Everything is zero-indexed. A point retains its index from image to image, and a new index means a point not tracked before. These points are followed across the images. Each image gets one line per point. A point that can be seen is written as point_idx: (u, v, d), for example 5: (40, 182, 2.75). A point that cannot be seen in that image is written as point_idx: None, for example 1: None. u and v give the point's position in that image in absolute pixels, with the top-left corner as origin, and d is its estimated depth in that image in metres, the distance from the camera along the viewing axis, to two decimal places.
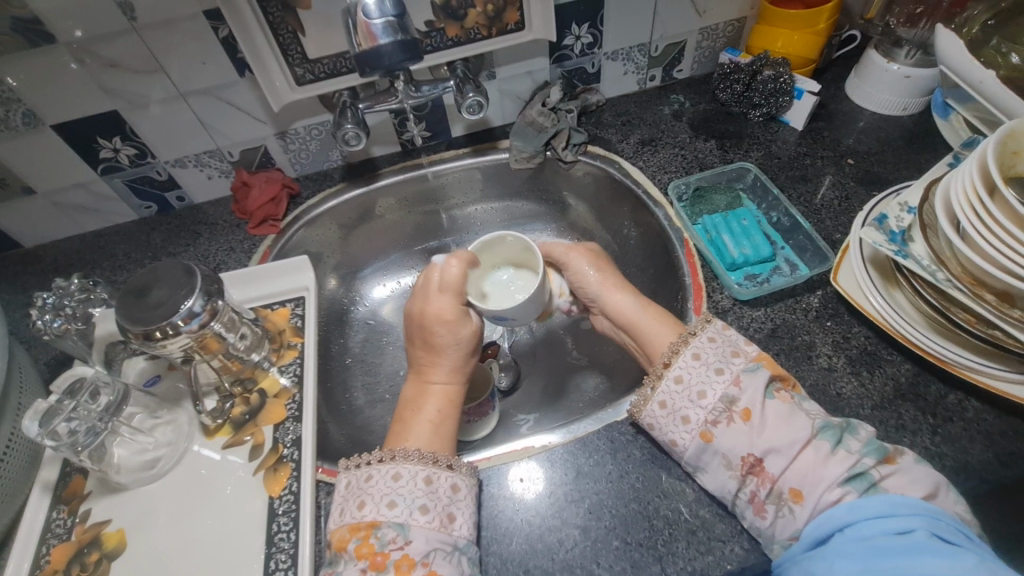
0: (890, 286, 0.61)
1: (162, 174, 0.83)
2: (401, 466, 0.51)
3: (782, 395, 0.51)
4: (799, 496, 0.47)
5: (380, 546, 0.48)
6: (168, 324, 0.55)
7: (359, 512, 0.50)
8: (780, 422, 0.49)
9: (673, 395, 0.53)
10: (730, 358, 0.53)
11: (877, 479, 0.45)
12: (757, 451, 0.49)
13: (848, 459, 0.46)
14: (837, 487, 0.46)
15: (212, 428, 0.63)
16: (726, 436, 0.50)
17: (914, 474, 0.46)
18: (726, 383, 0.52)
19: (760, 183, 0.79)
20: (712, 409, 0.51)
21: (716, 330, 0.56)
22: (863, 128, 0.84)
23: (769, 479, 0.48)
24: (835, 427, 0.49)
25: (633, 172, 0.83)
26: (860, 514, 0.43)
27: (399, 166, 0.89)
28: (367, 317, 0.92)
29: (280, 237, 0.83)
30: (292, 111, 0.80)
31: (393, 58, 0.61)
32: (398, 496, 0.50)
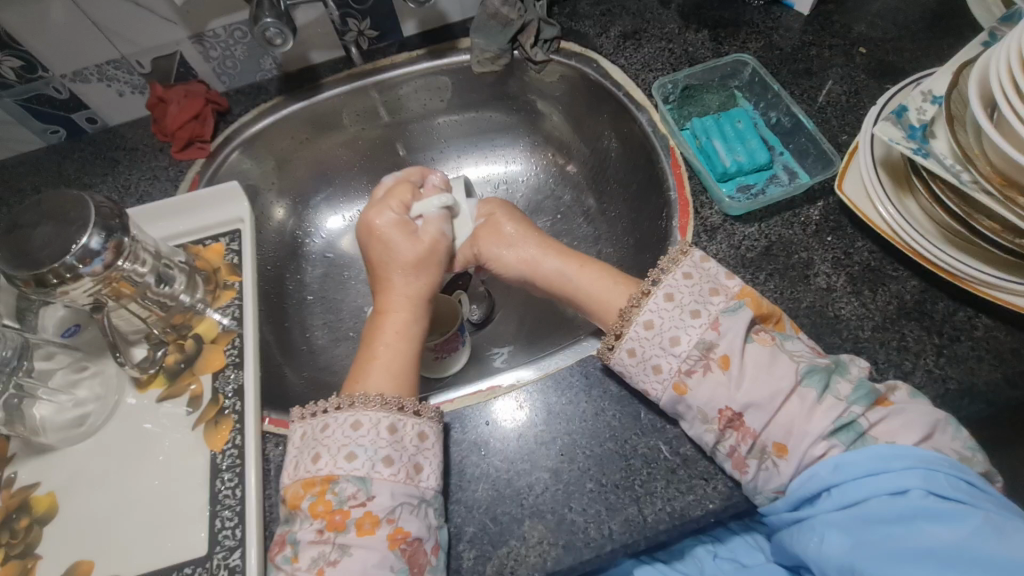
0: (902, 194, 0.53)
1: (61, 91, 0.70)
2: (361, 413, 0.47)
3: (762, 338, 0.46)
4: (783, 450, 0.43)
5: (338, 503, 0.44)
6: (61, 267, 0.46)
7: (313, 466, 0.45)
8: (760, 372, 0.44)
9: (642, 342, 0.48)
10: (708, 298, 0.48)
11: (866, 428, 0.43)
12: (736, 405, 0.44)
13: (836, 408, 0.43)
14: (823, 440, 0.43)
15: (144, 380, 0.56)
16: (703, 387, 0.45)
17: (910, 415, 0.43)
18: (702, 328, 0.47)
19: (758, 79, 0.69)
20: (687, 356, 0.46)
21: (694, 266, 0.50)
22: (879, 9, 0.72)
23: (750, 434, 0.44)
24: (821, 371, 0.44)
25: (613, 71, 0.72)
26: (848, 475, 0.41)
27: (344, 75, 0.77)
28: (323, 250, 0.84)
29: (210, 162, 0.72)
30: (202, 5, 0.67)
31: None
32: (358, 447, 0.46)
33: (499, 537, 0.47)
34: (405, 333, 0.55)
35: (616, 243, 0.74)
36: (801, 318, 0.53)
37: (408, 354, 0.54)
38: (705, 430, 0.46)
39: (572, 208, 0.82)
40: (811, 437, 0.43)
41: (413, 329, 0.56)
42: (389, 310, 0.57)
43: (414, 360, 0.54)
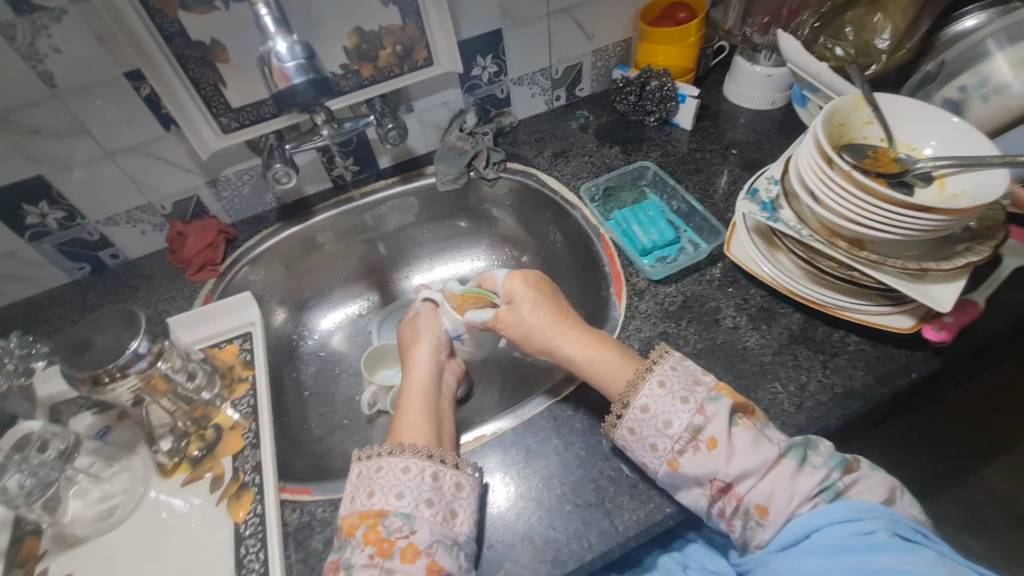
0: (773, 250, 0.71)
1: (93, 233, 0.83)
2: (408, 460, 0.55)
3: (746, 423, 0.54)
4: (764, 512, 0.51)
5: (387, 533, 0.52)
6: (114, 367, 0.56)
7: (368, 500, 0.54)
8: (749, 447, 0.52)
9: (639, 423, 0.56)
10: (693, 386, 0.56)
11: (842, 489, 0.51)
12: (726, 476, 0.52)
13: (817, 474, 0.51)
14: (809, 499, 0.51)
15: (169, 468, 0.63)
16: (693, 463, 0.53)
17: (872, 481, 0.52)
18: (690, 413, 0.54)
19: (659, 178, 0.89)
20: (679, 438, 0.54)
21: (675, 362, 0.58)
22: (742, 122, 0.96)
23: (736, 497, 0.52)
24: (801, 445, 0.53)
25: (550, 181, 0.92)
26: (827, 519, 0.49)
27: (333, 201, 0.94)
28: (317, 349, 0.95)
29: (220, 281, 0.85)
30: (220, 158, 0.83)
31: (308, 95, 0.62)
32: (406, 488, 0.54)
33: (496, 562, 0.55)
34: (419, 399, 0.65)
35: None
36: (717, 352, 0.67)
37: (424, 413, 0.63)
38: (699, 494, 0.54)
39: None
40: (794, 503, 0.50)
41: (425, 391, 0.67)
42: (409, 382, 0.68)
43: (431, 420, 0.63)
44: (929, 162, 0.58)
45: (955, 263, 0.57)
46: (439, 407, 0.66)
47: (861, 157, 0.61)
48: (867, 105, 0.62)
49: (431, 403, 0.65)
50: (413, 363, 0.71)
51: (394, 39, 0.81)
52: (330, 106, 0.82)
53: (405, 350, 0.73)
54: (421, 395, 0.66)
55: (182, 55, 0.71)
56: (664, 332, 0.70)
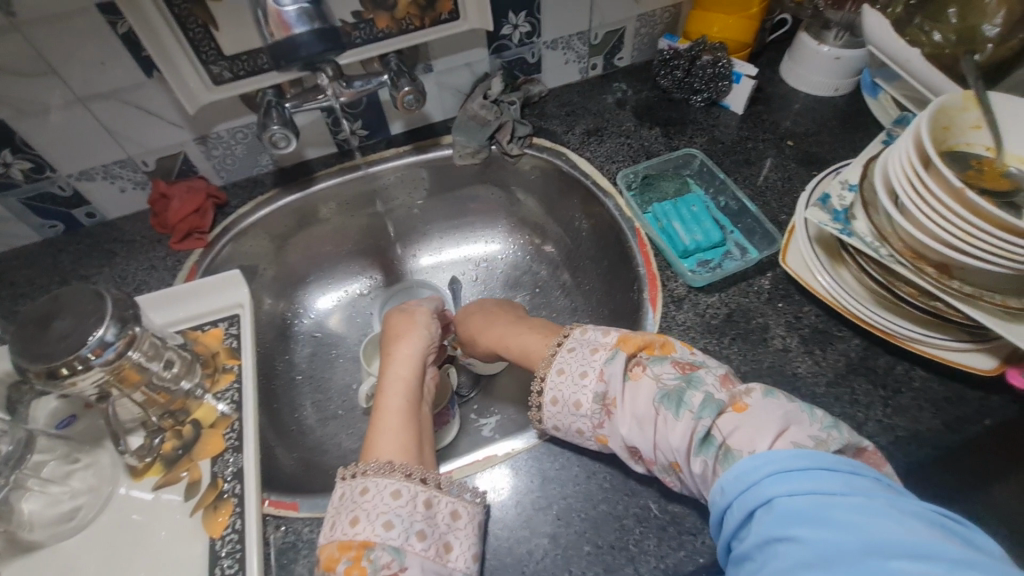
0: (837, 265, 0.62)
1: (65, 189, 0.74)
2: (369, 480, 0.48)
3: (636, 373, 0.50)
4: (676, 467, 0.46)
5: (373, 571, 0.44)
6: (75, 358, 0.48)
7: (351, 529, 0.46)
8: (637, 405, 0.48)
9: (557, 416, 0.53)
10: (590, 357, 0.52)
11: (720, 439, 0.44)
12: (635, 442, 0.48)
13: (687, 425, 0.45)
14: (695, 456, 0.44)
15: (140, 468, 0.56)
16: (613, 434, 0.50)
17: (760, 418, 0.43)
18: (593, 383, 0.51)
19: (706, 169, 0.79)
20: (592, 413, 0.50)
21: (578, 340, 0.54)
22: (799, 109, 0.86)
23: (653, 461, 0.48)
24: (673, 393, 0.47)
25: (581, 162, 0.82)
26: (729, 494, 0.40)
27: (336, 168, 0.84)
28: (312, 330, 0.87)
29: (208, 252, 0.76)
30: (211, 112, 0.73)
31: (312, 50, 0.50)
32: (395, 516, 0.47)
33: None
34: (400, 400, 0.58)
35: (593, 314, 0.80)
36: (764, 377, 0.59)
37: (403, 417, 0.57)
38: (634, 463, 0.50)
39: (549, 283, 0.89)
40: (680, 454, 0.45)
41: (408, 390, 0.60)
42: (392, 376, 0.62)
43: (411, 427, 0.56)
44: None
45: None
46: (420, 409, 0.59)
47: (963, 167, 0.52)
48: (979, 106, 0.52)
49: (413, 405, 0.59)
50: (401, 354, 0.64)
51: None
52: (338, 61, 0.71)
53: (395, 337, 0.67)
54: (403, 391, 0.60)
55: None
56: (704, 350, 0.62)
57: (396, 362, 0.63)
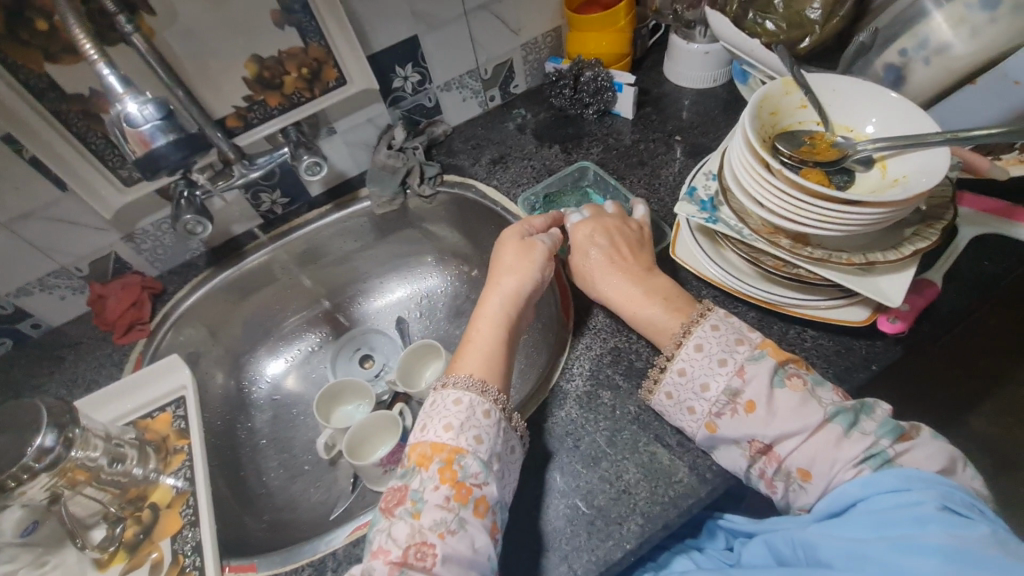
0: (719, 248, 0.67)
1: (6, 307, 0.78)
2: (460, 393, 0.57)
3: (793, 382, 0.52)
4: (806, 475, 0.51)
5: (463, 477, 0.52)
6: (19, 468, 0.53)
7: (448, 434, 0.54)
8: (792, 411, 0.51)
9: (676, 386, 0.56)
10: (734, 347, 0.55)
11: (892, 457, 0.49)
12: (767, 438, 0.51)
13: (864, 441, 0.49)
14: (854, 465, 0.49)
15: (105, 559, 0.59)
16: (729, 427, 0.53)
17: (930, 449, 0.50)
18: (729, 375, 0.54)
19: (600, 178, 0.84)
20: (716, 400, 0.54)
21: (719, 319, 0.58)
22: (684, 104, 0.92)
23: (776, 459, 0.51)
24: (849, 411, 0.51)
25: (489, 192, 0.87)
26: (874, 490, 0.47)
27: (265, 238, 0.89)
28: (270, 394, 0.91)
29: (151, 340, 0.80)
30: (131, 211, 0.78)
31: (172, 159, 0.55)
32: (484, 433, 0.54)
33: None
34: (499, 330, 0.64)
35: None
36: None
37: (490, 346, 0.62)
38: (738, 454, 0.53)
39: None
40: (846, 462, 0.49)
41: (503, 320, 0.65)
42: (488, 308, 0.66)
43: (497, 352, 0.62)
44: (870, 144, 0.54)
45: (902, 253, 0.53)
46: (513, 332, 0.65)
47: (797, 144, 0.57)
48: (799, 88, 0.58)
49: (505, 332, 0.64)
50: (500, 282, 0.67)
51: (297, 62, 0.75)
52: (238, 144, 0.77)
53: (494, 268, 0.69)
54: (499, 321, 0.65)
55: (60, 111, 0.65)
56: (616, 347, 0.66)
57: (505, 286, 0.67)
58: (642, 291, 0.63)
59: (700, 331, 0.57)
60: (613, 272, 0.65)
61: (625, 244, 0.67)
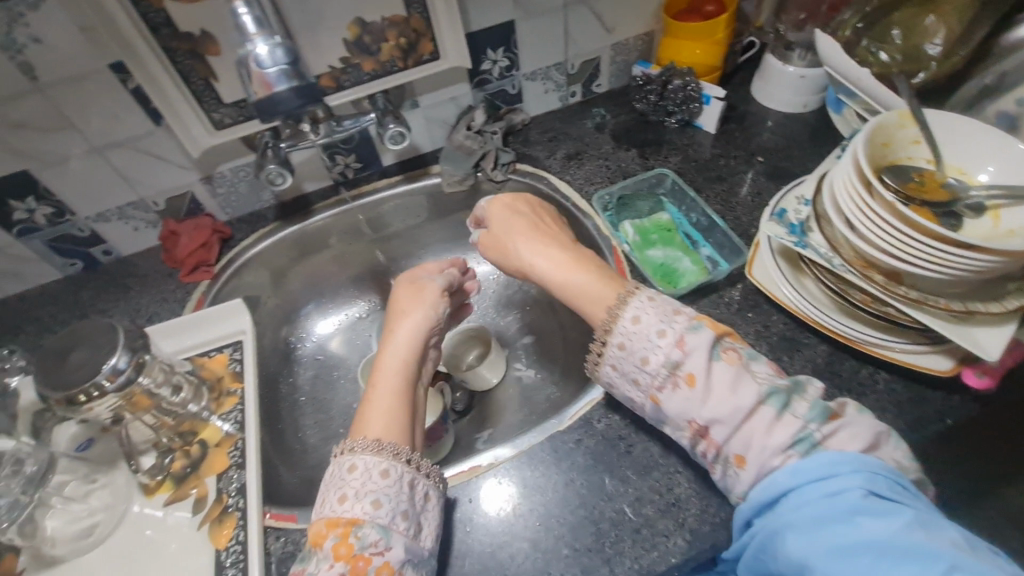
0: (799, 275, 0.65)
1: (84, 230, 0.80)
2: (356, 458, 0.53)
3: (729, 355, 0.48)
4: (743, 461, 0.46)
5: (360, 548, 0.49)
6: (92, 386, 0.53)
7: (339, 506, 0.51)
8: (729, 390, 0.47)
9: (618, 360, 0.52)
10: (672, 317, 0.51)
11: (820, 439, 0.44)
12: (703, 418, 0.48)
13: (794, 424, 0.45)
14: (782, 451, 0.45)
15: (152, 486, 0.61)
16: (673, 401, 0.49)
17: (856, 427, 0.45)
18: (670, 347, 0.49)
19: (678, 188, 0.81)
20: (657, 374, 0.50)
21: (641, 307, 0.52)
22: (769, 126, 0.90)
23: (715, 444, 0.48)
24: (782, 390, 0.47)
25: (562, 186, 0.87)
26: (804, 478, 0.43)
27: (333, 200, 0.90)
28: (314, 353, 0.92)
29: (215, 282, 0.82)
30: (215, 155, 0.79)
31: (291, 105, 0.57)
32: (383, 496, 0.51)
33: None
34: (398, 380, 0.61)
35: (578, 329, 0.84)
36: None
37: (390, 398, 0.59)
38: (680, 433, 0.50)
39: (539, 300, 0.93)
40: (778, 450, 0.45)
41: (405, 371, 0.62)
42: (384, 356, 0.63)
43: (402, 407, 0.59)
44: (984, 191, 0.53)
45: (1003, 307, 0.52)
46: (418, 382, 0.63)
47: (905, 180, 0.55)
48: (915, 123, 0.56)
49: (409, 383, 0.62)
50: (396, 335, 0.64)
51: (397, 31, 0.76)
52: (331, 104, 0.78)
53: (393, 317, 0.67)
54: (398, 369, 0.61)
55: (170, 47, 0.67)
56: None
57: (398, 333, 0.64)
58: (571, 258, 0.61)
59: (639, 300, 0.53)
60: (544, 245, 0.62)
61: (538, 230, 0.64)
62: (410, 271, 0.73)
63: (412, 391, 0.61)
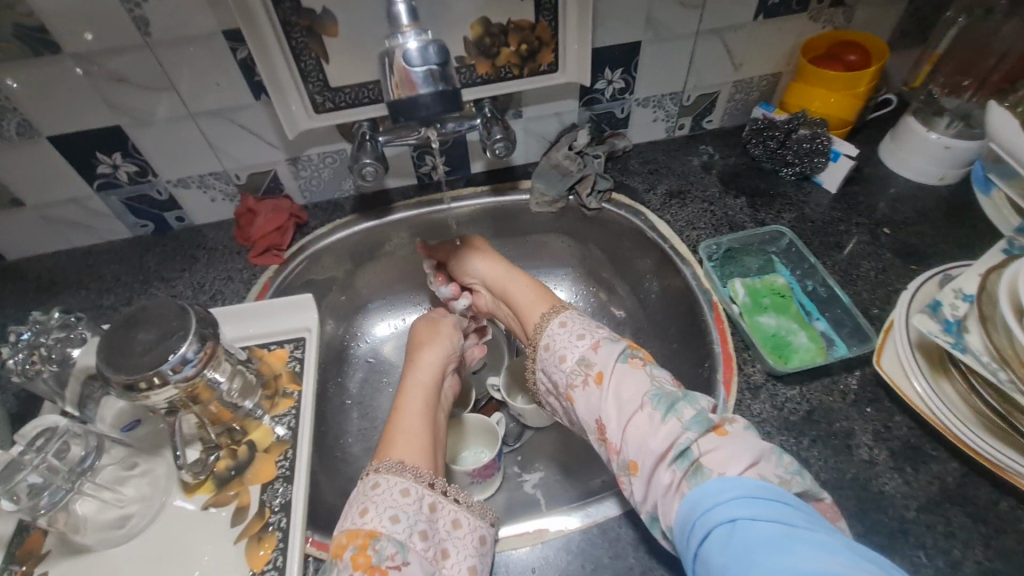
0: (940, 377, 0.57)
1: (162, 193, 0.77)
2: (382, 477, 0.50)
3: (634, 361, 0.55)
4: (636, 467, 0.49)
5: (378, 560, 0.45)
6: (155, 374, 0.49)
7: (361, 519, 0.48)
8: (630, 393, 0.52)
9: (546, 360, 0.60)
10: (595, 328, 0.60)
11: (697, 455, 0.47)
12: (602, 418, 0.53)
13: (674, 433, 0.48)
14: (667, 465, 0.47)
15: (192, 485, 0.57)
16: (583, 398, 0.55)
17: (736, 445, 0.47)
18: (585, 349, 0.58)
19: (795, 250, 0.75)
20: (572, 372, 0.57)
21: (570, 318, 0.62)
22: (898, 194, 0.81)
23: (615, 449, 0.51)
24: (667, 396, 0.51)
25: (660, 225, 0.80)
26: (700, 511, 0.43)
27: (414, 200, 0.85)
28: (366, 355, 0.87)
29: (283, 268, 0.78)
30: (307, 137, 0.75)
31: (431, 110, 0.51)
32: (402, 513, 0.48)
33: None
34: (421, 406, 0.60)
35: None
36: (846, 490, 0.55)
37: (415, 421, 0.58)
38: (592, 437, 0.55)
39: None
40: (655, 458, 0.48)
41: (427, 395, 0.62)
42: (411, 381, 0.64)
43: (426, 430, 0.58)
44: None
45: None
46: (438, 410, 0.63)
47: None
48: None
49: (431, 408, 0.61)
50: (421, 363, 0.66)
51: (520, 36, 0.70)
52: (462, 96, 0.73)
53: (418, 346, 0.70)
54: (420, 395, 0.62)
55: (288, 21, 0.63)
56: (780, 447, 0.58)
57: (423, 362, 0.67)
58: (534, 291, 0.70)
59: (562, 313, 0.63)
60: (513, 276, 0.73)
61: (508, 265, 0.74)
62: (425, 315, 0.77)
63: (432, 416, 0.60)
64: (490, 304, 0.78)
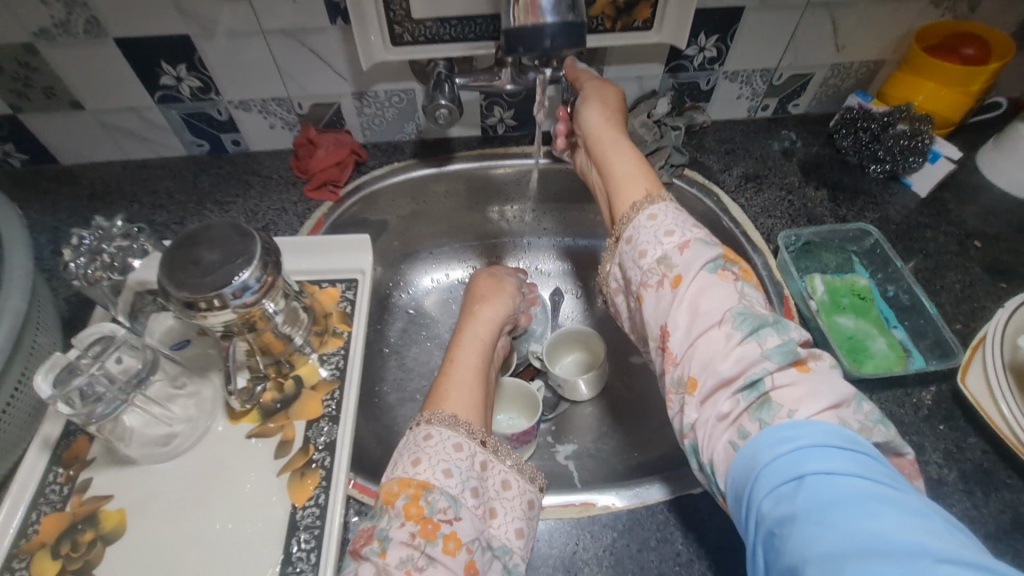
0: None
1: (222, 113, 0.75)
2: (434, 428, 0.48)
3: (724, 273, 0.50)
4: (693, 385, 0.46)
5: (430, 512, 0.43)
6: (216, 296, 0.47)
7: (413, 468, 0.46)
8: (712, 299, 0.48)
9: (625, 254, 0.56)
10: (689, 225, 0.54)
11: (769, 389, 0.43)
12: (671, 322, 0.49)
13: (751, 355, 0.44)
14: (728, 391, 0.44)
15: (238, 412, 0.56)
16: (653, 298, 0.51)
17: (813, 386, 0.43)
18: (671, 246, 0.52)
19: (880, 251, 0.69)
20: (649, 269, 0.52)
21: (664, 210, 0.56)
22: (993, 207, 0.76)
23: (673, 359, 0.48)
24: (755, 317, 0.46)
25: (733, 208, 0.75)
26: (763, 462, 0.40)
27: (476, 152, 0.81)
28: (408, 305, 0.86)
29: (338, 206, 0.75)
30: (377, 71, 0.72)
31: (555, 40, 0.51)
32: (455, 467, 0.46)
33: None
34: (476, 358, 0.59)
35: None
36: None
37: (472, 373, 0.57)
38: (651, 343, 0.51)
39: None
40: (722, 379, 0.44)
41: (483, 350, 0.60)
42: (467, 334, 0.62)
43: (479, 386, 0.56)
44: None
45: None
46: (490, 364, 0.60)
47: None
48: None
49: (486, 362, 0.59)
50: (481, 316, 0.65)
51: None
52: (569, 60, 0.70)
53: (478, 300, 0.68)
54: (477, 347, 0.61)
55: None
56: None
57: (482, 316, 0.65)
58: (634, 165, 0.62)
59: (660, 202, 0.56)
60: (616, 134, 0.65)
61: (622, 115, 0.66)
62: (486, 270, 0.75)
63: (486, 367, 0.59)
64: (585, 165, 0.70)
